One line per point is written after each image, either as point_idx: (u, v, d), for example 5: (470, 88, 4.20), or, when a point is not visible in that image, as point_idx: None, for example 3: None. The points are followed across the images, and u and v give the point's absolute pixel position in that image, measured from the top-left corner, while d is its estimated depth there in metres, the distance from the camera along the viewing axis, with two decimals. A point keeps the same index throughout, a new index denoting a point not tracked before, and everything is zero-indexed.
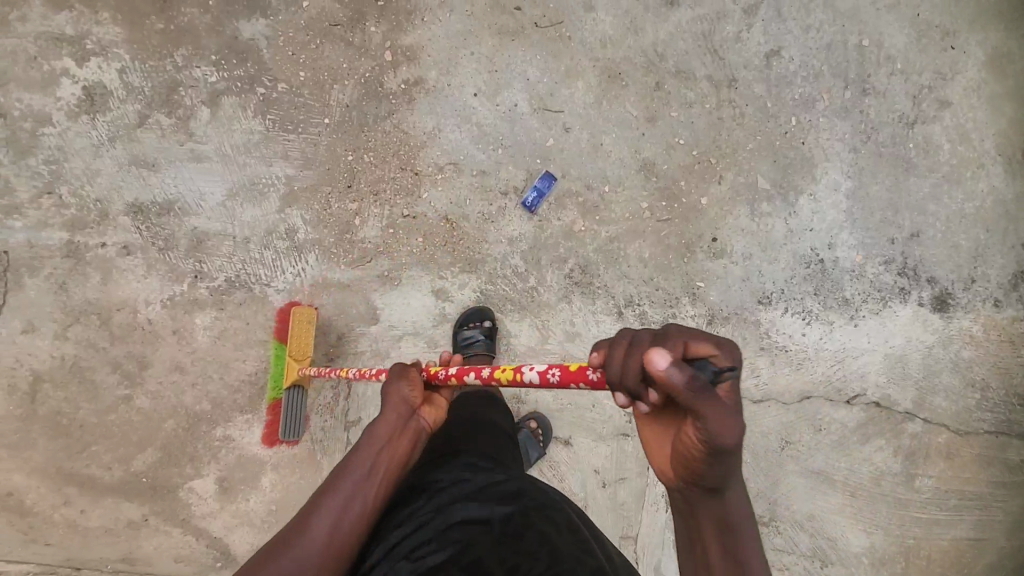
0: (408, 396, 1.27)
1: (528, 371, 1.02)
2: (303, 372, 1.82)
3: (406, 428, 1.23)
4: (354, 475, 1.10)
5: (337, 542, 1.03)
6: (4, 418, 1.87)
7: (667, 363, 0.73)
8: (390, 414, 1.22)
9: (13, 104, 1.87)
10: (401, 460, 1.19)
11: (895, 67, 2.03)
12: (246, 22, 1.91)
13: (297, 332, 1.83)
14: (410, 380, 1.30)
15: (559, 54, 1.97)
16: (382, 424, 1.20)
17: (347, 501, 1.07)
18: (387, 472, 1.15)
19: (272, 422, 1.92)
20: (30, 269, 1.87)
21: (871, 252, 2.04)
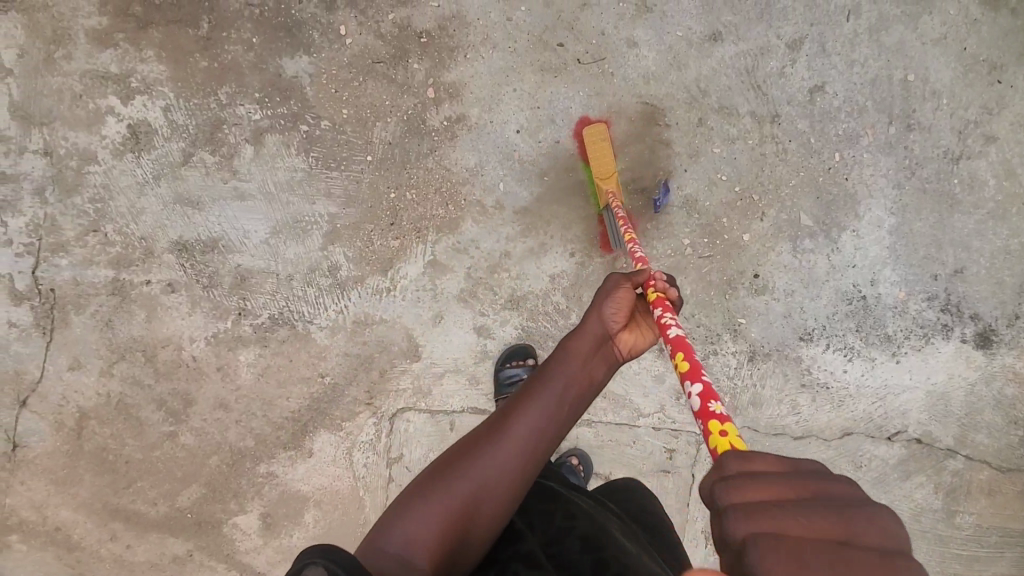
0: (610, 315, 1.22)
1: (689, 393, 1.04)
2: (611, 190, 1.83)
3: (597, 352, 1.19)
4: (553, 387, 1.10)
5: (535, 440, 1.06)
6: (52, 454, 1.89)
7: None
8: (589, 332, 1.20)
9: (59, 142, 1.88)
10: (596, 381, 1.16)
11: (940, 102, 2.01)
12: (290, 59, 1.91)
13: (598, 153, 1.85)
14: (615, 302, 1.22)
15: (602, 90, 1.97)
16: (576, 341, 1.18)
17: (543, 417, 1.07)
18: (582, 392, 1.13)
19: (604, 233, 1.97)
20: (76, 307, 1.89)
21: (913, 289, 2.03)
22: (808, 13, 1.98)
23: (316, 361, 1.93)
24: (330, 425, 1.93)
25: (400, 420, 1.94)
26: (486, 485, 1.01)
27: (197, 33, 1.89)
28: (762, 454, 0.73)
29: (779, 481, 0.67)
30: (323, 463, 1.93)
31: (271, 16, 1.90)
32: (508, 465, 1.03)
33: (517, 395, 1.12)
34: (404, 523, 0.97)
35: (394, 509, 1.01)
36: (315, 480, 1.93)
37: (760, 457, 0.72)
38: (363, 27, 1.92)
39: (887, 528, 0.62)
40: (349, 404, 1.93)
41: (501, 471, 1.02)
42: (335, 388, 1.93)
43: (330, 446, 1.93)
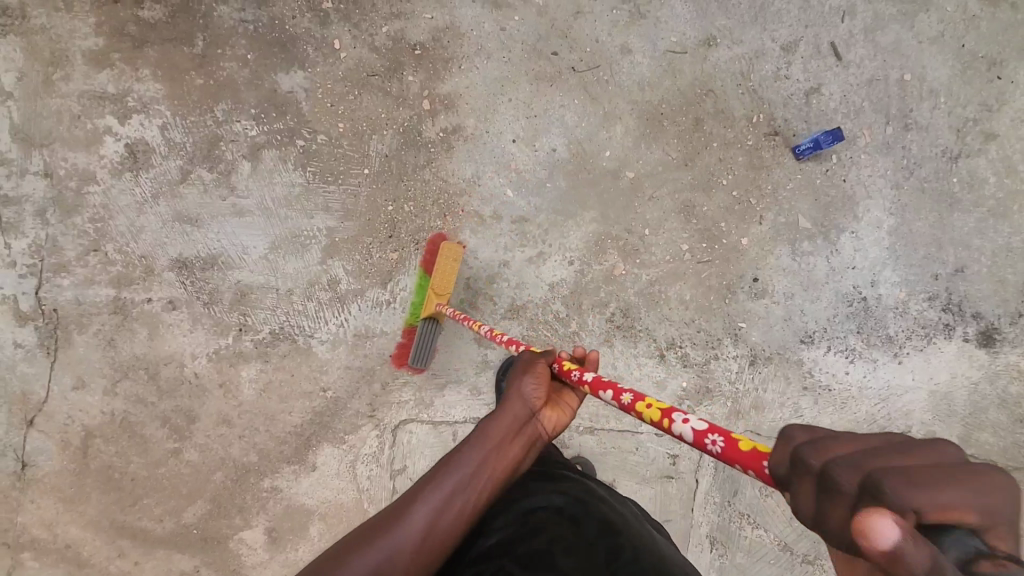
0: (531, 392, 1.09)
1: (682, 421, 0.90)
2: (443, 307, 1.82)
3: (521, 433, 1.05)
4: (460, 473, 0.96)
5: (436, 538, 0.92)
6: (58, 473, 1.90)
7: (898, 536, 0.48)
8: (510, 412, 1.06)
9: (59, 163, 1.89)
10: (512, 468, 1.02)
11: (938, 100, 2.00)
12: (285, 75, 1.92)
13: (441, 269, 1.82)
14: (536, 377, 1.11)
15: (597, 97, 1.97)
16: (498, 421, 1.03)
17: (449, 507, 0.93)
18: (496, 477, 0.99)
19: (405, 345, 1.95)
20: (79, 326, 1.90)
21: (914, 289, 2.02)
22: (803, 15, 1.98)
23: (318, 375, 1.93)
24: (334, 439, 1.94)
25: (402, 432, 1.95)
26: None
27: (193, 51, 1.90)
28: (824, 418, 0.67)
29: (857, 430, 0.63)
30: (327, 476, 1.94)
31: (265, 32, 1.91)
32: (396, 565, 0.88)
33: (424, 481, 0.96)
34: None
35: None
36: (320, 493, 1.94)
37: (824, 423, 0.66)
38: (357, 41, 1.93)
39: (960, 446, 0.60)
40: (351, 417, 1.94)
41: (390, 570, 0.88)
42: (337, 401, 1.94)
43: (333, 459, 1.94)
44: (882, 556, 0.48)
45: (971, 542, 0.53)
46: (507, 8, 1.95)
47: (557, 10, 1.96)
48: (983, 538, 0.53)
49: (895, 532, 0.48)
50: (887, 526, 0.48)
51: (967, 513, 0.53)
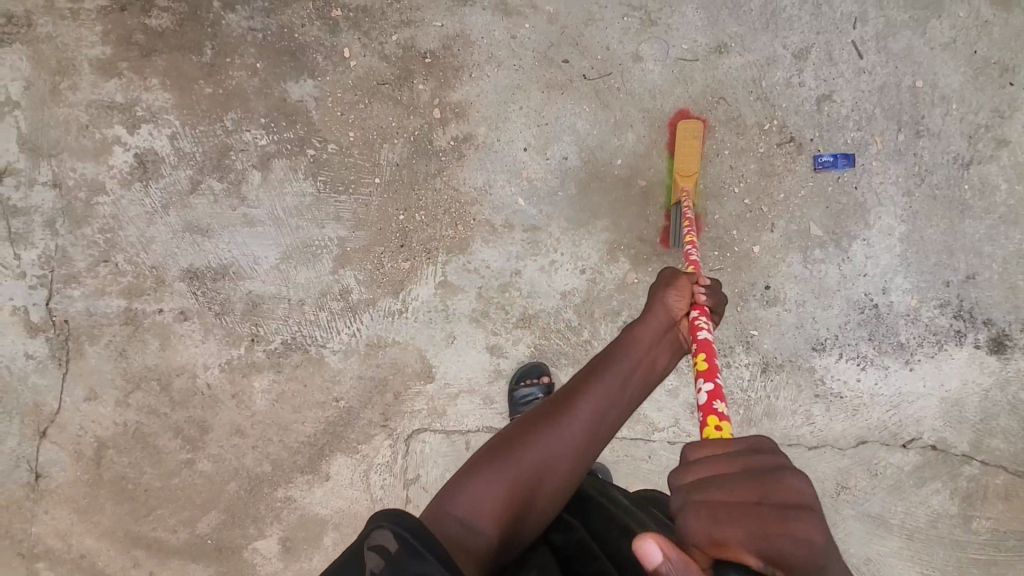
0: (673, 304, 1.34)
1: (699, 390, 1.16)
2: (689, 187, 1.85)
3: (663, 338, 1.30)
4: (618, 369, 1.19)
5: (599, 419, 1.13)
6: (71, 484, 1.90)
7: (656, 556, 0.63)
8: (653, 319, 1.31)
9: (67, 173, 1.88)
10: (657, 367, 1.26)
11: (950, 107, 1.99)
12: (295, 83, 1.90)
13: (684, 148, 1.89)
14: (679, 291, 1.36)
15: (608, 105, 1.96)
16: (643, 329, 1.29)
17: (606, 400, 1.15)
18: (646, 374, 1.23)
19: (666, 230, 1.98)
20: (90, 337, 1.89)
21: (925, 296, 2.03)
22: (814, 22, 1.98)
23: (331, 385, 1.93)
24: (347, 448, 1.94)
25: (415, 441, 1.95)
26: (553, 458, 1.08)
27: (201, 60, 1.89)
28: (712, 442, 0.84)
29: (715, 459, 0.79)
30: (340, 485, 1.94)
31: (274, 40, 1.90)
32: (566, 441, 1.10)
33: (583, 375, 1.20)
34: (475, 485, 1.03)
35: (459, 475, 1.07)
36: (333, 502, 1.94)
37: (708, 444, 0.84)
38: (367, 49, 1.92)
39: (799, 490, 0.70)
40: (364, 426, 1.94)
41: (560, 445, 1.10)
42: (350, 411, 1.94)
43: (346, 468, 1.94)
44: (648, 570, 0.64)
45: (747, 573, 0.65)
46: (518, 16, 1.94)
47: (568, 18, 1.95)
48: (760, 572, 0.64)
49: (659, 552, 0.63)
50: (652, 548, 0.63)
51: (745, 551, 0.65)
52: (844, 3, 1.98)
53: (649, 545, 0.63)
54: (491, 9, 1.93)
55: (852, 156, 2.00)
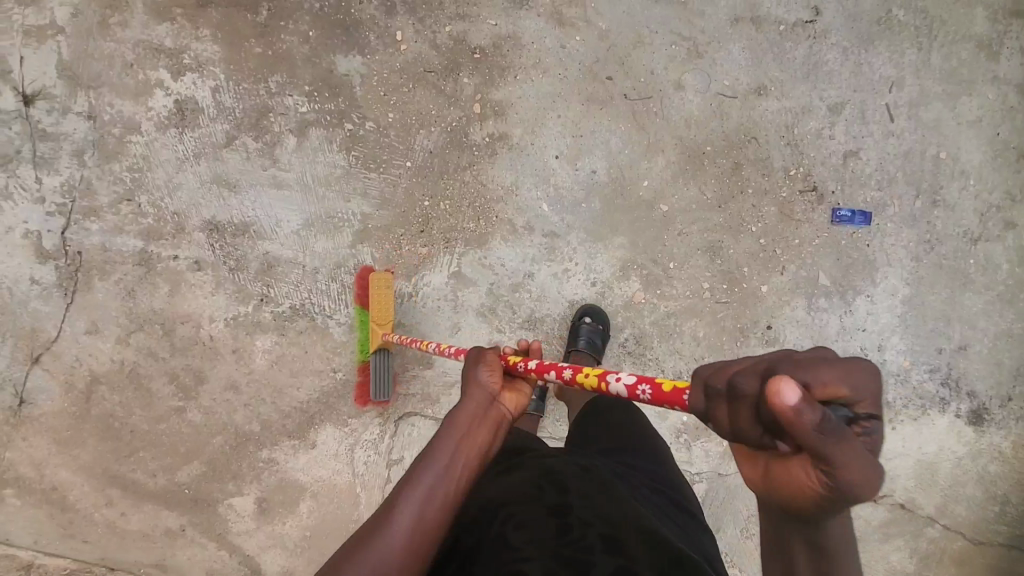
0: (487, 380, 1.14)
1: (616, 380, 0.99)
2: (387, 338, 1.84)
3: (489, 417, 1.10)
4: (433, 469, 0.98)
5: (424, 529, 0.93)
6: (57, 414, 1.90)
7: (799, 397, 0.60)
8: (467, 403, 1.10)
9: (103, 108, 1.89)
10: (487, 450, 1.07)
11: (967, 182, 2.06)
12: (344, 57, 1.93)
13: (377, 299, 1.85)
14: (491, 365, 1.15)
15: (644, 127, 2.01)
16: (461, 412, 1.07)
17: (429, 505, 0.95)
18: (475, 462, 1.03)
19: (362, 384, 1.96)
20: (101, 272, 1.90)
21: (917, 359, 2.09)
22: (853, 80, 2.04)
23: (331, 356, 1.95)
24: (337, 420, 1.96)
25: (404, 424, 1.98)
26: None
27: (255, 19, 1.91)
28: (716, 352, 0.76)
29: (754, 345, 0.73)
30: (324, 456, 1.96)
31: (330, 12, 1.93)
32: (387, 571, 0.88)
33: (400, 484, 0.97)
34: None
35: None
36: (315, 471, 1.96)
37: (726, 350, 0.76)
38: (418, 36, 1.95)
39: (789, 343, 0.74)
40: (357, 402, 1.96)
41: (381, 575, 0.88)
42: (345, 384, 1.96)
43: (332, 440, 1.96)
44: (783, 409, 0.61)
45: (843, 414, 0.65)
46: (570, 27, 1.98)
47: (618, 37, 1.99)
48: (850, 408, 0.66)
49: (793, 396, 0.60)
50: (784, 388, 0.61)
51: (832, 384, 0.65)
52: (883, 66, 2.04)
53: (793, 391, 0.60)
54: (545, 16, 1.97)
55: (869, 215, 2.06)
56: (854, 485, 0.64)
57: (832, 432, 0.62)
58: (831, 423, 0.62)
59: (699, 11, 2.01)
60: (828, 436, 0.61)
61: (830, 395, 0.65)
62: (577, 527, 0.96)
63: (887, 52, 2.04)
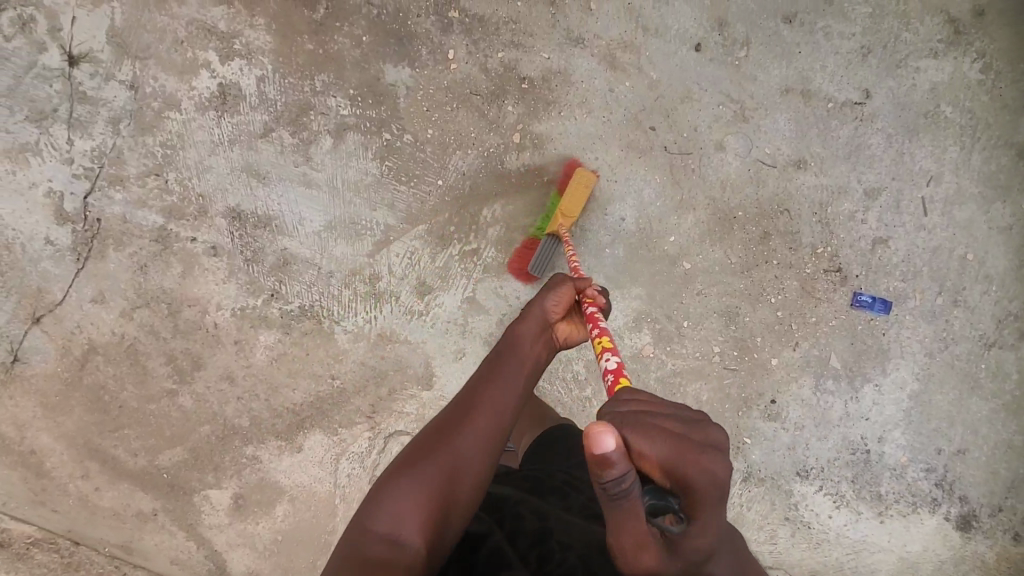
0: (552, 305, 1.37)
1: (606, 359, 1.21)
2: (565, 227, 1.88)
3: (543, 338, 1.35)
4: (507, 374, 1.25)
5: (499, 419, 1.19)
6: (49, 378, 1.88)
7: (603, 451, 0.79)
8: (532, 318, 1.35)
9: (147, 80, 1.88)
10: (539, 363, 1.33)
11: (990, 287, 2.05)
12: (393, 67, 1.93)
13: (574, 193, 1.90)
14: (559, 293, 1.38)
15: (678, 183, 2.00)
16: (524, 330, 1.33)
17: (500, 399, 1.21)
18: (529, 378, 1.28)
19: (523, 253, 1.97)
20: (116, 243, 1.88)
21: (915, 456, 2.07)
22: (892, 168, 2.03)
23: (332, 362, 1.93)
24: (327, 427, 1.93)
25: (394, 442, 1.95)
26: (460, 470, 1.11)
27: (311, 15, 1.90)
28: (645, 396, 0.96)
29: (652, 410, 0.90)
30: (309, 461, 1.93)
31: (387, 20, 1.92)
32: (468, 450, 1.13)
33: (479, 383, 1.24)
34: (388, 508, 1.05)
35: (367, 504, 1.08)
36: (297, 475, 1.93)
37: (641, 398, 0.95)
38: (470, 57, 1.94)
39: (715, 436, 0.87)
40: (350, 412, 1.94)
41: (464, 456, 1.12)
42: (342, 393, 1.94)
43: (320, 447, 1.93)
44: (594, 459, 0.80)
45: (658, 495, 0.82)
46: (621, 72, 1.97)
47: (667, 89, 1.99)
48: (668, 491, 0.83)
49: (606, 452, 0.79)
50: (604, 439, 0.80)
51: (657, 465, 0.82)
52: (924, 159, 2.04)
53: (598, 445, 0.79)
54: (598, 57, 1.97)
55: (889, 304, 2.05)
56: (625, 548, 0.82)
57: (616, 493, 0.80)
58: (618, 490, 0.80)
59: (751, 76, 2.00)
60: (609, 493, 0.81)
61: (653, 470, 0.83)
62: (557, 552, 1.02)
63: (930, 146, 2.04)
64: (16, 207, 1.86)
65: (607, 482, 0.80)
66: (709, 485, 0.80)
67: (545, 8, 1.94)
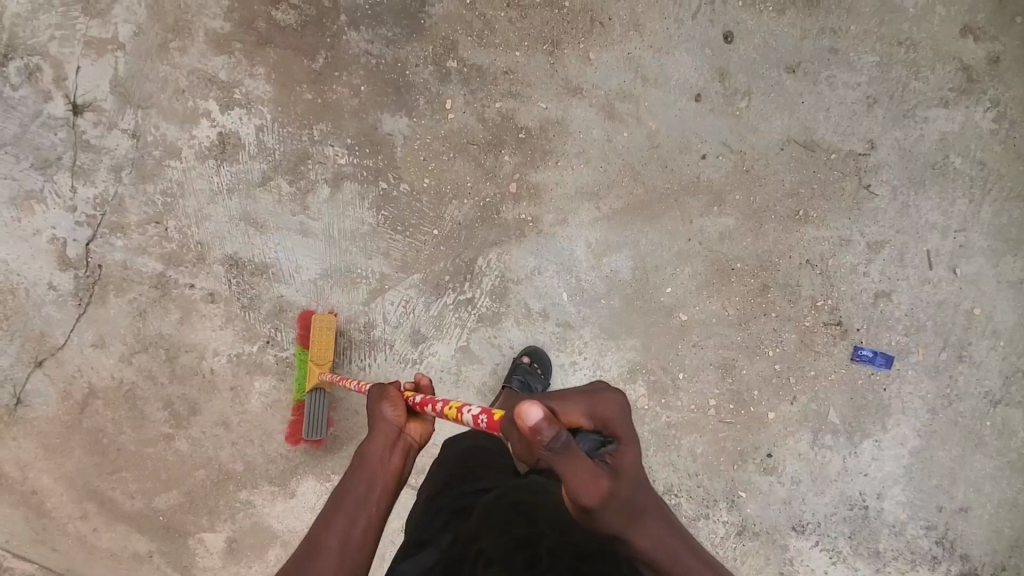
0: (391, 414, 1.12)
1: (465, 412, 1.09)
2: (326, 376, 1.83)
3: (396, 451, 1.09)
4: (356, 502, 1.00)
5: (353, 555, 0.95)
6: (50, 420, 1.91)
7: (539, 416, 0.81)
8: (374, 438, 1.09)
9: (149, 128, 1.91)
10: (397, 482, 1.06)
11: (996, 342, 2.00)
12: (390, 116, 1.93)
13: (319, 338, 1.86)
14: (393, 399, 1.14)
15: (676, 233, 1.98)
16: (367, 447, 1.07)
17: (355, 529, 0.97)
18: (387, 498, 1.03)
19: (297, 423, 1.92)
20: (117, 289, 1.91)
21: (915, 513, 2.02)
22: (897, 220, 1.99)
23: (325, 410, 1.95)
24: (320, 473, 1.95)
25: None
26: None
27: (311, 65, 1.91)
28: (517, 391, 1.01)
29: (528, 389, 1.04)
30: (302, 506, 1.95)
31: (385, 70, 1.92)
32: None
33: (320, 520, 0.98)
34: None
35: None
36: (290, 521, 1.95)
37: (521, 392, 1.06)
38: (468, 107, 1.94)
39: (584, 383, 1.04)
40: (343, 459, 1.95)
41: None
42: (335, 440, 1.95)
43: (313, 492, 1.95)
44: (533, 429, 0.81)
45: (589, 435, 0.93)
46: (620, 121, 1.96)
47: (666, 138, 1.96)
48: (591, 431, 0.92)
49: (538, 414, 0.81)
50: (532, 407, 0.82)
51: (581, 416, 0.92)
52: (931, 211, 1.99)
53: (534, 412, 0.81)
54: (597, 107, 1.95)
55: (891, 358, 2.01)
56: (591, 492, 0.86)
57: (562, 450, 0.83)
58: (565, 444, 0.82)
59: (752, 126, 1.97)
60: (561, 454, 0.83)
61: (575, 423, 0.93)
62: (545, 560, 0.87)
63: (937, 198, 1.99)
64: (20, 253, 1.89)
65: (549, 444, 0.82)
66: (617, 408, 0.94)
67: (543, 58, 1.93)
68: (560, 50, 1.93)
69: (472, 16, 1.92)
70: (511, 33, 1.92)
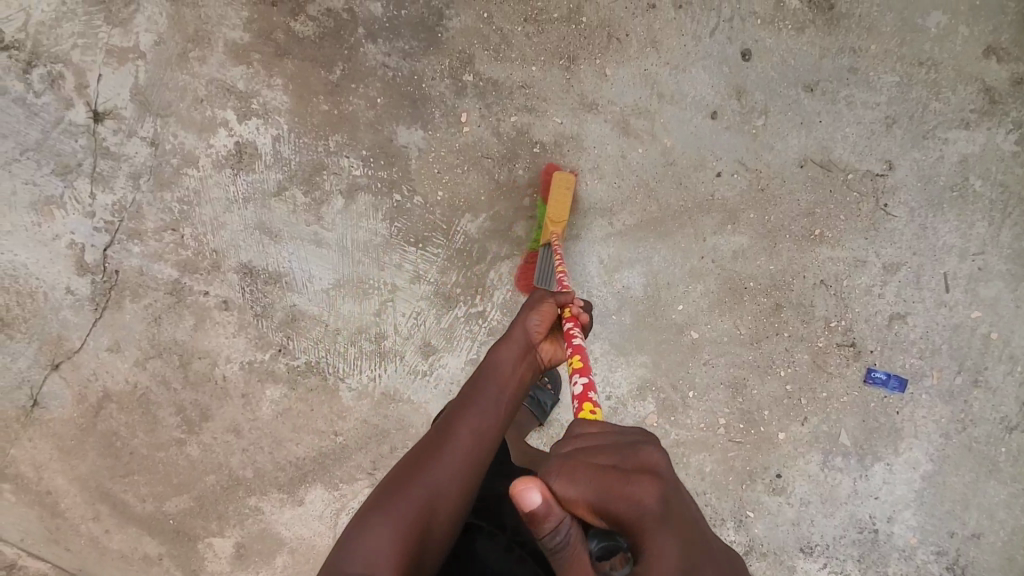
0: (531, 327, 1.32)
1: (577, 382, 1.21)
2: (557, 236, 1.82)
3: (526, 359, 1.30)
4: (488, 396, 1.20)
5: (479, 442, 1.14)
6: (65, 422, 1.94)
7: (531, 501, 0.80)
8: (515, 340, 1.30)
9: (168, 137, 1.93)
10: (521, 385, 1.27)
11: (1014, 367, 1.97)
12: (406, 129, 1.94)
13: (557, 197, 1.83)
14: (541, 312, 1.33)
15: (689, 250, 1.97)
16: (506, 351, 1.28)
17: (483, 421, 1.17)
18: (510, 402, 1.23)
19: (528, 267, 1.96)
20: (133, 295, 1.94)
21: (926, 538, 2.00)
22: (914, 242, 1.97)
23: (335, 419, 1.96)
24: (328, 482, 1.96)
25: None
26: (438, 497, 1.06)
27: (328, 77, 1.92)
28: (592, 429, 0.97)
29: (593, 431, 0.96)
30: (309, 514, 1.96)
31: (401, 82, 1.93)
32: (447, 478, 1.08)
33: (457, 407, 1.19)
34: (367, 539, 0.97)
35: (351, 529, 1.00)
36: (297, 528, 1.96)
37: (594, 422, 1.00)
38: (483, 120, 1.94)
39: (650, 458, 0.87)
40: (351, 468, 1.96)
41: (441, 489, 1.06)
42: (344, 449, 1.96)
43: (321, 500, 1.96)
44: (528, 514, 0.80)
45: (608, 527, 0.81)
46: (635, 137, 1.95)
47: (681, 154, 1.96)
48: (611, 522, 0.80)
49: (529, 499, 0.80)
50: (532, 491, 0.80)
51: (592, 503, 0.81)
52: (949, 233, 1.96)
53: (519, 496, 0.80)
54: (611, 123, 1.95)
55: (905, 382, 1.98)
56: None
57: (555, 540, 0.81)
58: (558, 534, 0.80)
59: (768, 145, 1.96)
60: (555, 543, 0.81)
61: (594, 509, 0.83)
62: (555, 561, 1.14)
63: (955, 220, 1.96)
64: (39, 257, 1.92)
65: (541, 532, 0.81)
66: (644, 509, 0.78)
67: (559, 73, 1.93)
68: (576, 65, 1.93)
69: (489, 30, 1.92)
70: (528, 48, 1.93)
